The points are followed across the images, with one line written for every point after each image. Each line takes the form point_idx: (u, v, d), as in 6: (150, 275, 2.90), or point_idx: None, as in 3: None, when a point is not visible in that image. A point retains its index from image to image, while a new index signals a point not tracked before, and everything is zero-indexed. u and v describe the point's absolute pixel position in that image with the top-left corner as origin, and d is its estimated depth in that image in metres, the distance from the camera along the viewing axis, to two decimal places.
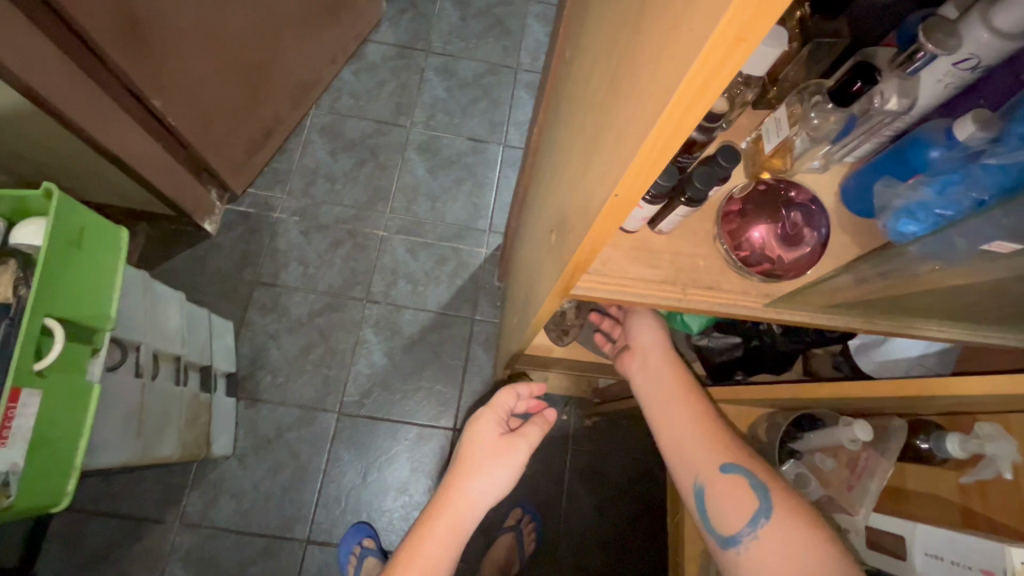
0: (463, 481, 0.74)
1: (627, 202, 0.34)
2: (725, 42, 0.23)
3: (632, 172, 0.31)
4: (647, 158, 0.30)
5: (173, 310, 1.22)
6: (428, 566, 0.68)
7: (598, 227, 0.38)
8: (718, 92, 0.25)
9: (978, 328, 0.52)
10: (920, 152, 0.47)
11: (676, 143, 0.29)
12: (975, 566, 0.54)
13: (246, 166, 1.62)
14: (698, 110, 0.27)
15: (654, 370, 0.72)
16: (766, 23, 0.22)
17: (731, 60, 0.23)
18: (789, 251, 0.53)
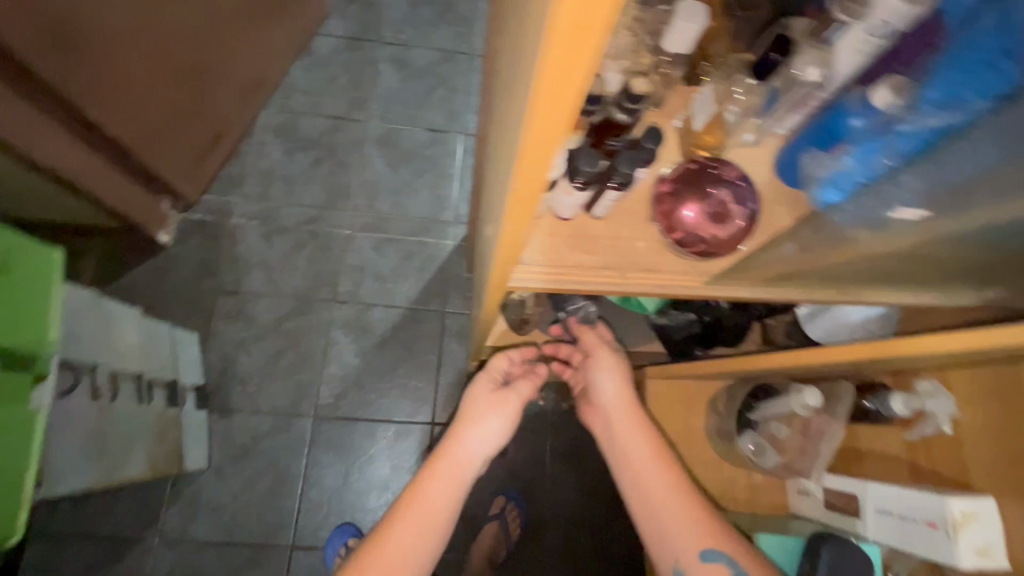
0: (465, 429, 0.74)
1: (532, 192, 0.35)
2: (569, 30, 0.22)
3: (524, 162, 0.32)
4: (536, 149, 0.30)
5: (130, 327, 1.19)
6: (432, 514, 0.66)
7: (514, 219, 0.39)
8: (583, 78, 0.25)
9: (905, 290, 0.54)
10: (842, 120, 0.47)
11: (560, 133, 0.29)
12: (921, 520, 0.57)
13: (198, 173, 1.56)
14: (569, 96, 0.26)
15: (622, 432, 0.69)
16: (607, 9, 0.21)
17: (583, 46, 0.23)
18: (722, 228, 0.53)
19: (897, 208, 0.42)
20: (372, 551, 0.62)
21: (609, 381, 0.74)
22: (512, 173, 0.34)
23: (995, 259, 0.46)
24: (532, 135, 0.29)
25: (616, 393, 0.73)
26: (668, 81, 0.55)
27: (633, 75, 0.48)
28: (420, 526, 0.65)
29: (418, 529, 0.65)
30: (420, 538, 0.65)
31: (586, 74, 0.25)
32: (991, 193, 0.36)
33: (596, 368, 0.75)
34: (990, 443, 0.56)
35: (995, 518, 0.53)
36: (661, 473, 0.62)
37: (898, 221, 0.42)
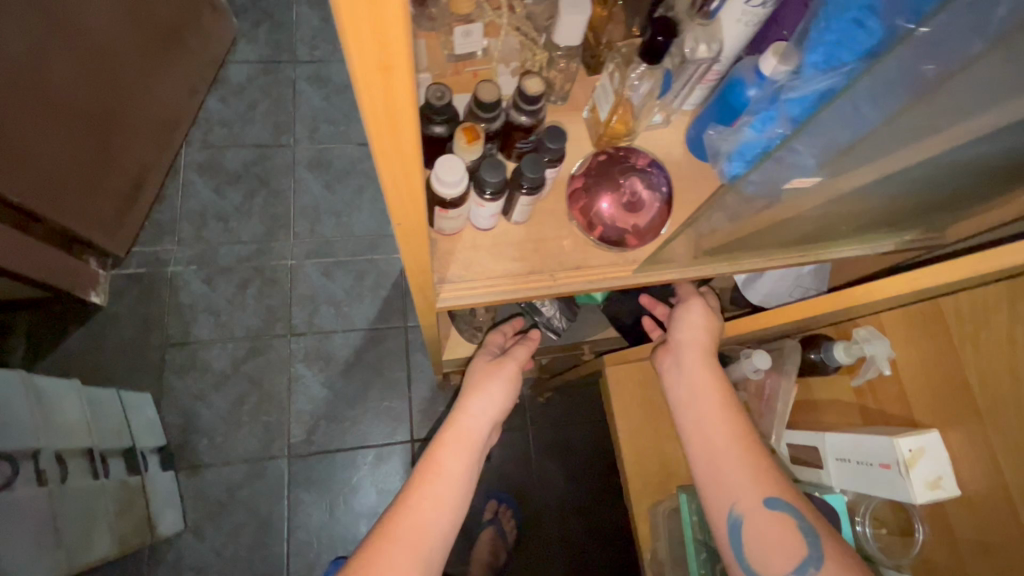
0: (476, 389, 0.68)
1: (417, 220, 0.34)
2: (372, 71, 0.22)
3: (394, 195, 0.31)
4: (399, 187, 0.30)
5: (70, 400, 1.11)
6: (453, 480, 0.59)
7: (412, 251, 0.38)
8: (409, 103, 0.24)
9: (830, 245, 0.56)
10: (738, 92, 0.47)
11: (415, 163, 0.29)
12: (874, 462, 0.58)
13: (124, 225, 1.48)
14: (405, 122, 0.25)
15: (691, 376, 0.61)
16: (394, 29, 0.20)
17: (389, 72, 0.23)
18: (640, 216, 0.53)
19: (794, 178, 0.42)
20: (391, 530, 0.55)
21: (697, 322, 0.64)
22: (388, 212, 0.33)
23: (905, 205, 0.49)
24: (388, 176, 0.29)
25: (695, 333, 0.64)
26: (568, 74, 0.54)
27: (526, 73, 0.46)
28: (442, 500, 0.58)
29: (439, 503, 0.57)
30: (442, 510, 0.57)
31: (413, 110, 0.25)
32: (880, 146, 0.38)
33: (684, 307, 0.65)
34: (926, 377, 0.58)
35: (941, 451, 0.55)
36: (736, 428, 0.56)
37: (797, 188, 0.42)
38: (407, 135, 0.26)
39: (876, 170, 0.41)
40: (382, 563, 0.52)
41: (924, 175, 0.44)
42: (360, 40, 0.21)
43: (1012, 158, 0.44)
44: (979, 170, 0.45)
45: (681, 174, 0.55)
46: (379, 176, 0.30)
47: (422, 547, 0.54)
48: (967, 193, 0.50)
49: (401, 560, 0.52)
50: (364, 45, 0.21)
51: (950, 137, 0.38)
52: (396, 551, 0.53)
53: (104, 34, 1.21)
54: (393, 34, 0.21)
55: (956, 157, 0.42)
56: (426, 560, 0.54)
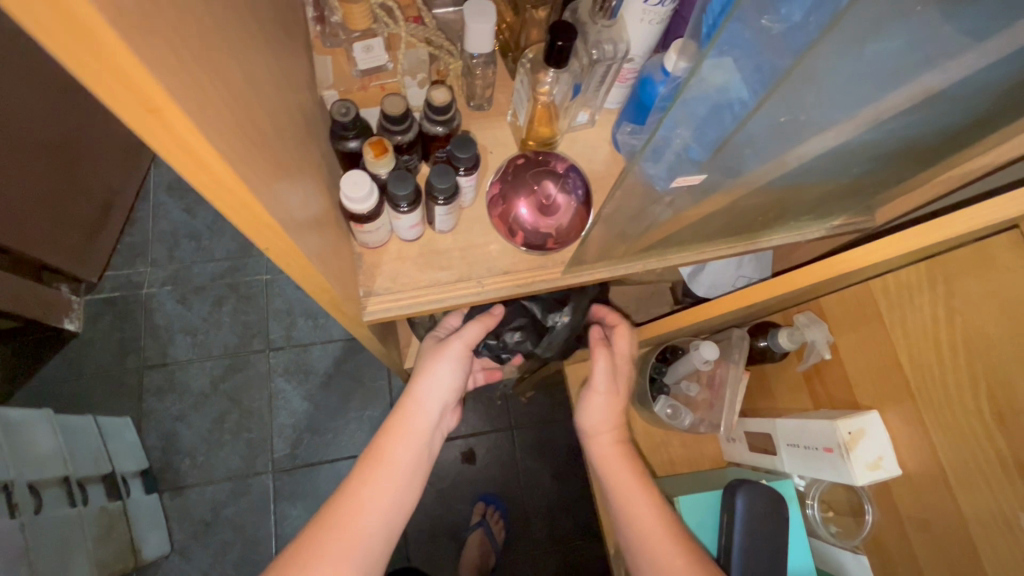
0: (426, 371, 0.66)
1: (289, 249, 0.30)
2: (136, 113, 0.16)
3: (250, 231, 0.26)
4: (244, 217, 0.25)
5: (43, 431, 1.11)
6: (397, 469, 0.60)
7: (303, 272, 0.34)
8: (216, 155, 0.20)
9: (758, 234, 0.56)
10: (649, 90, 0.48)
11: (256, 205, 0.24)
12: (820, 446, 0.59)
13: (93, 250, 1.48)
14: (223, 172, 0.21)
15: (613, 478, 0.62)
16: (147, 82, 0.16)
17: (173, 128, 0.18)
18: (560, 218, 0.53)
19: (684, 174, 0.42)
20: (326, 521, 0.56)
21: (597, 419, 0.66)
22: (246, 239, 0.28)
23: (822, 192, 0.50)
24: (223, 210, 0.23)
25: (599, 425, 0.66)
26: (487, 81, 0.53)
27: (434, 85, 0.46)
28: (385, 489, 0.58)
29: (381, 493, 0.58)
30: (384, 499, 0.58)
31: (215, 144, 0.19)
32: (766, 140, 0.37)
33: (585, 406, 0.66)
34: (862, 359, 0.59)
35: (881, 431, 0.55)
36: (649, 512, 0.58)
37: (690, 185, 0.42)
38: (220, 170, 0.21)
39: (774, 166, 0.41)
40: (317, 556, 0.53)
41: (831, 165, 0.44)
42: (108, 88, 0.15)
43: (917, 144, 0.45)
44: (889, 156, 0.45)
45: (606, 173, 0.55)
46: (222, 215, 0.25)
47: (360, 536, 0.55)
48: (884, 175, 0.50)
49: (336, 551, 0.54)
50: (112, 87, 0.15)
51: (841, 129, 0.38)
52: (332, 542, 0.54)
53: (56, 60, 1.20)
54: (130, 64, 0.15)
55: (856, 146, 0.42)
56: (367, 551, 0.55)
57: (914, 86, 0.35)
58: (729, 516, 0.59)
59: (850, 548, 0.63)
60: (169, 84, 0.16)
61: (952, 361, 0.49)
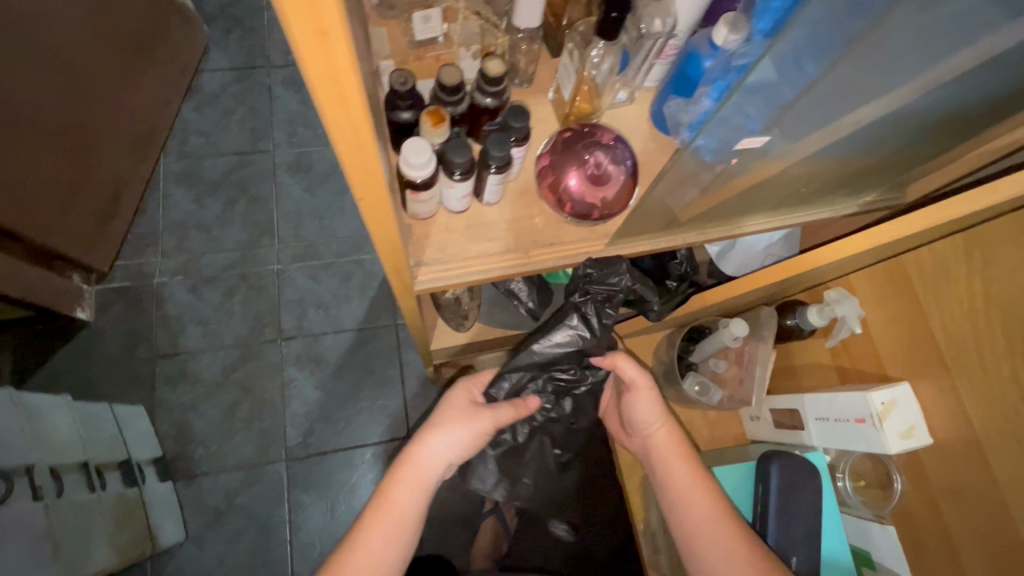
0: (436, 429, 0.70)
1: (378, 199, 0.36)
2: (310, 35, 0.23)
3: (355, 171, 0.33)
4: (355, 157, 0.31)
5: (60, 416, 1.11)
6: (399, 518, 0.66)
7: (381, 229, 0.39)
8: (355, 82, 0.26)
9: (796, 209, 0.58)
10: (695, 64, 0.49)
11: (367, 138, 0.30)
12: (851, 418, 0.61)
13: (104, 239, 1.47)
14: (352, 101, 0.27)
15: (671, 470, 0.64)
16: (330, 11, 0.22)
17: (332, 50, 0.24)
18: (607, 189, 0.54)
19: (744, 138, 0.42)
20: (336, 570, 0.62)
21: (652, 413, 0.67)
22: (350, 185, 0.34)
23: (861, 165, 0.51)
24: (343, 146, 0.30)
25: (654, 419, 0.67)
26: (532, 55, 0.55)
27: (487, 56, 0.47)
28: (388, 538, 0.65)
29: (382, 543, 0.64)
30: (385, 547, 0.64)
31: (354, 70, 0.26)
32: (823, 107, 0.39)
33: (634, 395, 0.67)
34: (893, 333, 0.60)
35: (913, 402, 0.57)
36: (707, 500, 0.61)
37: (750, 149, 0.43)
38: (353, 97, 0.27)
39: (827, 134, 0.42)
40: None
41: (877, 134, 0.45)
42: (299, 14, 0.22)
43: (958, 116, 0.46)
44: (929, 128, 0.47)
45: (647, 149, 0.56)
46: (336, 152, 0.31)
47: None
48: (922, 149, 0.51)
49: None
50: (300, 12, 0.22)
51: (895, 96, 0.39)
52: None
53: (69, 45, 1.20)
54: None
55: (905, 115, 0.43)
56: None
57: (973, 53, 0.36)
58: (764, 486, 0.61)
59: (876, 519, 0.64)
60: (338, 14, 0.23)
61: (987, 329, 0.50)
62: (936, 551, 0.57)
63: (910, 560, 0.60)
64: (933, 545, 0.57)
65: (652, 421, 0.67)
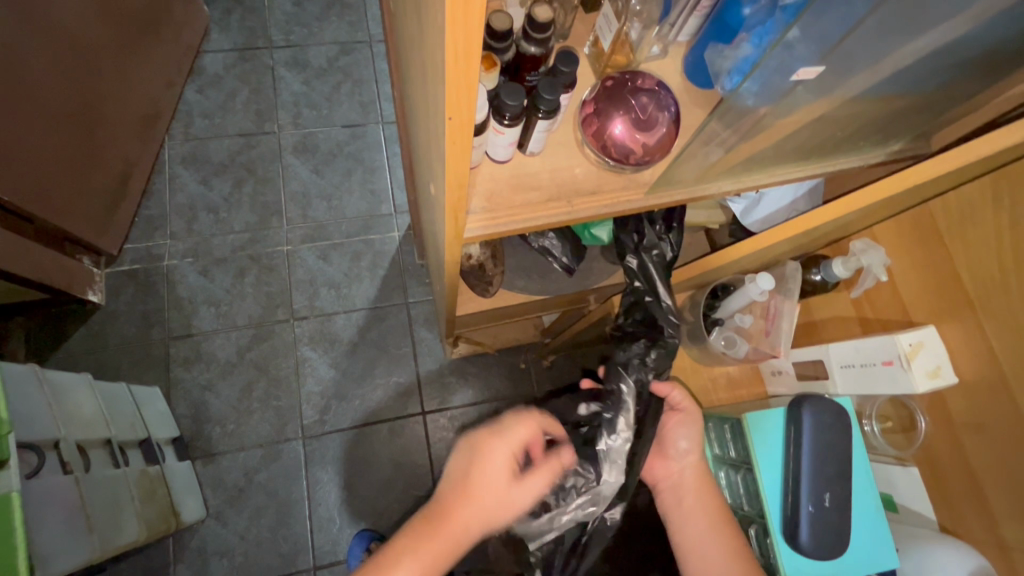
0: (477, 500, 0.65)
1: (463, 124, 0.38)
2: None
3: (453, 88, 0.35)
4: (458, 76, 0.34)
5: (83, 394, 1.11)
6: None
7: (454, 161, 0.41)
8: None
9: (832, 155, 0.60)
10: (734, 11, 0.51)
11: (473, 49, 0.32)
12: (878, 361, 0.63)
13: (115, 221, 1.45)
14: (476, 3, 0.29)
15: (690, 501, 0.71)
16: None
17: None
18: (650, 135, 0.56)
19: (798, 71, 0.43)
20: None
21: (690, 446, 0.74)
22: (443, 105, 0.36)
23: (895, 107, 0.52)
24: (453, 54, 0.32)
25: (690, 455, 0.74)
26: (568, 8, 0.56)
27: (535, 4, 0.49)
28: None
29: None
30: None
31: None
32: (873, 43, 0.40)
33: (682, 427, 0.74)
34: (920, 279, 0.63)
35: (938, 343, 0.59)
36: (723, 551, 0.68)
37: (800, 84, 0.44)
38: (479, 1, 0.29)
39: (871, 70, 0.44)
40: None
41: (917, 71, 0.47)
42: None
43: (994, 54, 0.47)
44: (965, 66, 0.48)
45: (683, 100, 0.57)
46: (445, 62, 0.33)
47: None
48: (954, 91, 0.53)
49: None
50: None
51: (943, 29, 0.41)
52: None
53: (76, 21, 1.19)
54: None
55: (948, 51, 0.44)
56: None
57: None
58: (796, 429, 0.63)
59: (898, 462, 0.66)
60: None
61: (1015, 269, 0.54)
62: (960, 486, 0.60)
63: (933, 498, 0.63)
64: (956, 482, 0.60)
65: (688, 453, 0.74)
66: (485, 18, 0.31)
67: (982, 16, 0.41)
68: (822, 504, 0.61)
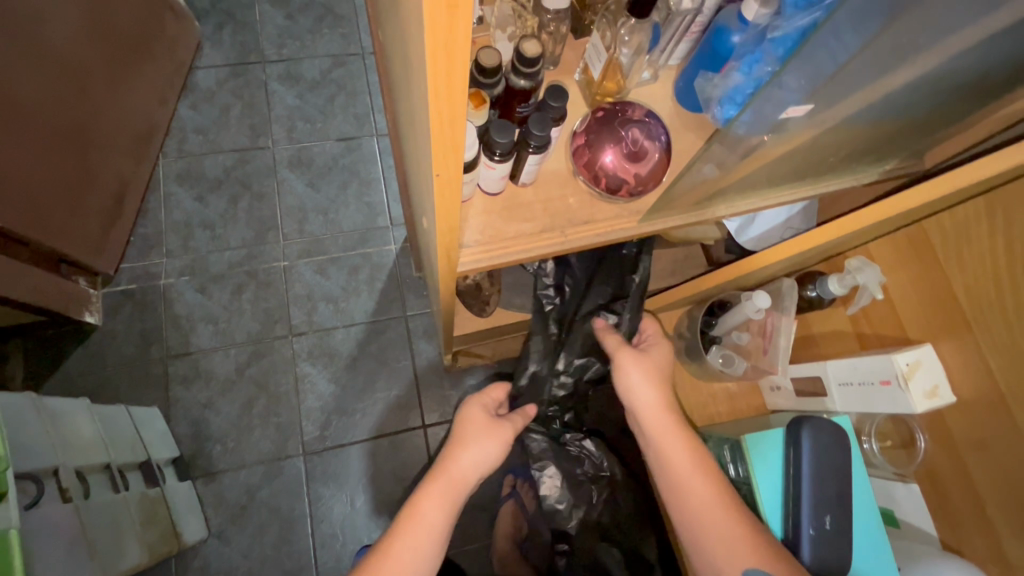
0: (469, 444, 0.73)
1: (453, 177, 0.39)
2: (441, 8, 0.25)
3: (439, 145, 0.35)
4: (443, 133, 0.34)
5: (81, 419, 1.11)
6: (429, 529, 0.65)
7: (445, 210, 0.42)
8: (465, 54, 0.29)
9: (826, 177, 0.60)
10: (723, 40, 0.51)
11: (459, 110, 0.33)
12: (876, 380, 0.63)
13: (111, 241, 1.45)
14: (459, 69, 0.30)
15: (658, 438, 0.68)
16: None
17: (456, 23, 0.26)
18: (643, 165, 0.55)
19: (789, 109, 0.43)
20: None
21: (643, 389, 0.71)
22: (430, 162, 0.37)
23: (888, 129, 0.52)
24: (438, 116, 0.33)
25: (646, 396, 0.70)
26: (557, 37, 0.56)
27: (523, 39, 0.49)
28: (406, 546, 0.63)
29: (408, 548, 0.63)
30: (406, 560, 0.62)
31: (466, 40, 0.28)
32: (864, 76, 0.40)
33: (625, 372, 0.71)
34: (918, 296, 0.62)
35: (936, 362, 0.59)
36: (682, 447, 0.66)
37: (791, 119, 0.44)
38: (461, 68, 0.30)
39: (862, 97, 0.44)
40: None
41: (907, 97, 0.47)
42: None
43: (984, 77, 0.47)
44: (955, 91, 0.48)
45: (673, 126, 0.58)
46: (429, 123, 0.34)
47: None
48: (947, 113, 0.53)
49: None
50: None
51: (934, 58, 0.41)
52: None
53: (67, 44, 1.18)
54: None
55: (938, 77, 0.44)
56: None
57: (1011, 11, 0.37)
58: (796, 449, 0.63)
59: (899, 478, 0.66)
60: None
61: (1010, 288, 0.53)
62: (964, 504, 0.59)
63: (935, 515, 0.62)
64: (961, 501, 0.59)
65: (642, 399, 0.70)
66: (469, 81, 0.31)
67: (972, 43, 0.40)
68: (823, 527, 0.61)
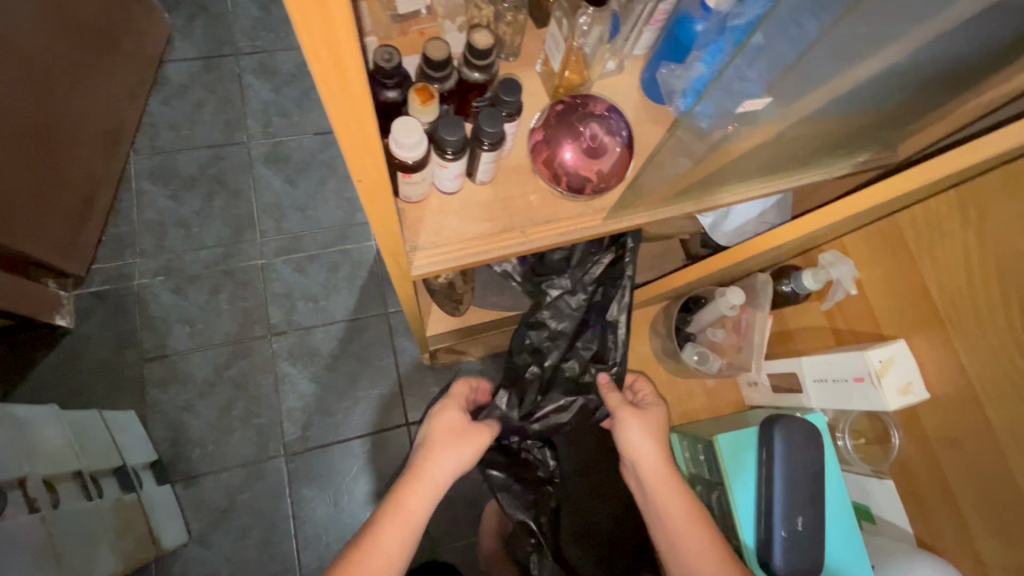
0: (443, 448, 0.70)
1: (379, 181, 0.38)
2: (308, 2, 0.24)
3: (352, 149, 0.35)
4: (354, 135, 0.33)
5: (52, 426, 1.08)
6: (408, 523, 0.64)
7: (379, 216, 0.42)
8: (352, 51, 0.28)
9: (795, 171, 0.58)
10: (686, 29, 0.49)
11: (363, 112, 0.32)
12: (849, 377, 0.62)
13: (81, 241, 1.41)
14: (348, 69, 0.29)
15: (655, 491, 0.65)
16: None
17: (329, 19, 0.25)
18: (603, 161, 0.54)
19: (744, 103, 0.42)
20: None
21: (645, 442, 0.68)
22: (348, 167, 0.37)
23: (857, 121, 0.51)
24: (337, 118, 0.32)
25: (647, 449, 0.68)
26: (516, 28, 0.54)
27: (475, 29, 0.47)
28: (390, 537, 0.62)
29: (394, 537, 0.63)
30: (392, 546, 0.62)
31: (350, 36, 0.27)
32: (824, 66, 0.38)
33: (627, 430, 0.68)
34: (892, 290, 0.61)
35: (909, 358, 0.58)
36: (682, 500, 0.64)
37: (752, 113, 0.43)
38: (350, 69, 0.29)
39: (827, 90, 0.42)
40: None
41: (875, 89, 0.45)
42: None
43: (956, 67, 0.46)
44: (928, 80, 0.47)
45: (638, 119, 0.56)
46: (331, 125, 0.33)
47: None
48: (918, 103, 0.51)
49: None
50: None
51: (900, 46, 0.39)
52: None
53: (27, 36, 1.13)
54: None
55: (907, 67, 0.43)
56: None
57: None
58: (768, 451, 0.62)
59: (875, 474, 0.66)
60: None
61: (984, 284, 0.52)
62: (939, 502, 0.58)
63: (909, 511, 0.61)
64: (934, 497, 0.58)
65: (641, 453, 0.68)
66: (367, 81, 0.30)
67: (941, 32, 0.39)
68: (794, 528, 0.60)
